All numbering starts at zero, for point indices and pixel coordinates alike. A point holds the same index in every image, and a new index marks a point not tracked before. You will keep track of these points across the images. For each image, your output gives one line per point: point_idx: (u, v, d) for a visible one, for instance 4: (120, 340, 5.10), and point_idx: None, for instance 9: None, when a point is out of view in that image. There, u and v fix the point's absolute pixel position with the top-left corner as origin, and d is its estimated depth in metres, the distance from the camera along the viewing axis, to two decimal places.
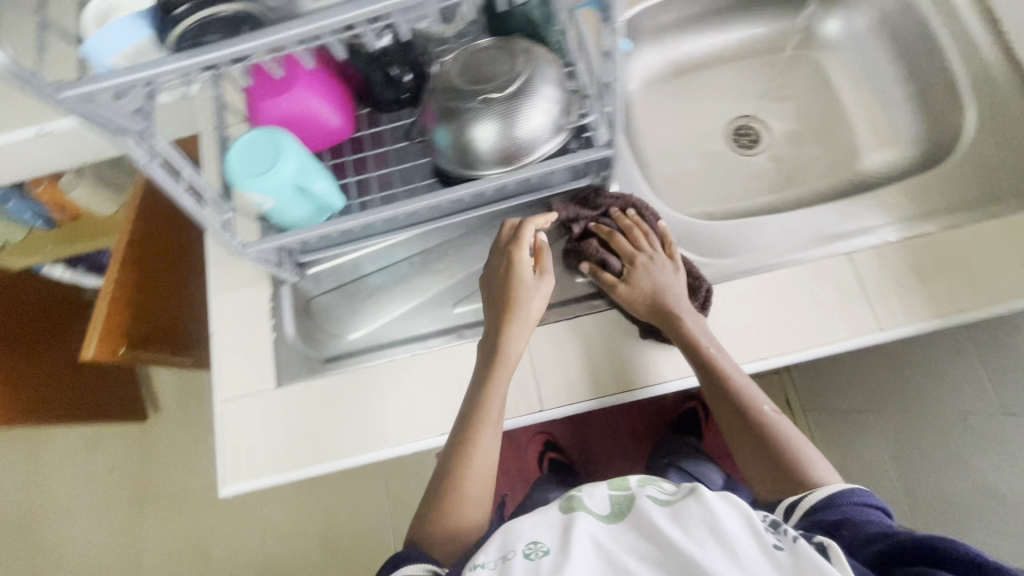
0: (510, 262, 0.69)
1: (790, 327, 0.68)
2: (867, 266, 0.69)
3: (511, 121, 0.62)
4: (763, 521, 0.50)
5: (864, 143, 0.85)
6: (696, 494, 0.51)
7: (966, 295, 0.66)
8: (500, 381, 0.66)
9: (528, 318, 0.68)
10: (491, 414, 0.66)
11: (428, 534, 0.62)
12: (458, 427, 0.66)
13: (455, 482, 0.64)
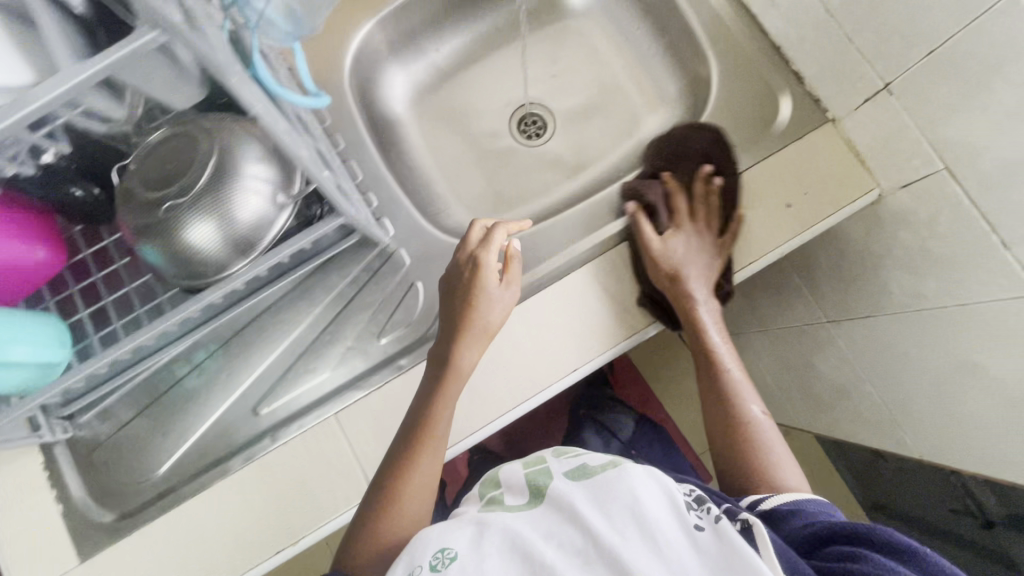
0: (475, 265, 0.63)
1: (594, 328, 0.67)
2: (651, 245, 0.68)
3: (224, 211, 0.54)
4: (685, 497, 0.48)
5: (638, 107, 0.84)
6: (618, 471, 0.49)
7: (747, 250, 0.67)
8: (449, 396, 0.60)
9: (485, 330, 0.62)
10: (439, 429, 0.60)
11: (356, 556, 0.54)
12: (403, 440, 0.60)
13: (394, 497, 0.57)
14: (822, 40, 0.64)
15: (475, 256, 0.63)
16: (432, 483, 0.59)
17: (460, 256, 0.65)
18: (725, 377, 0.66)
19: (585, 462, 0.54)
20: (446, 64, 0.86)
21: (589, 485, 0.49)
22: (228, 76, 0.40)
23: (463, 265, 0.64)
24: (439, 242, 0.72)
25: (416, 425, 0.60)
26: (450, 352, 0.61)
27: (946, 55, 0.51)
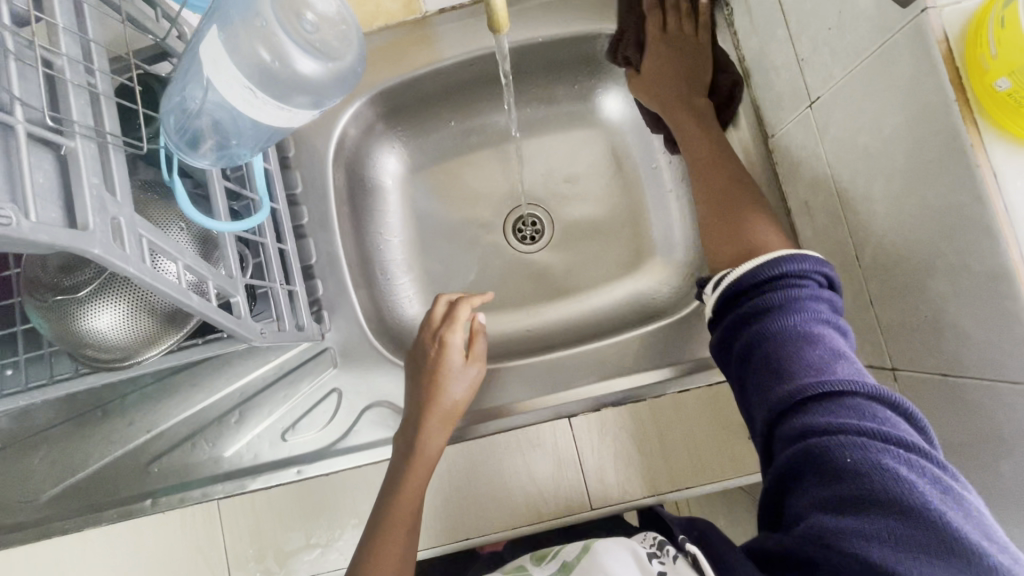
0: (440, 344, 0.61)
1: (502, 500, 0.61)
2: (589, 431, 0.62)
3: (132, 299, 0.49)
4: (648, 551, 0.51)
5: (643, 247, 0.76)
6: (591, 555, 0.51)
7: (687, 471, 0.60)
8: (420, 479, 0.56)
9: (449, 418, 0.59)
10: (404, 509, 0.54)
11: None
12: (369, 528, 0.54)
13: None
14: (844, 280, 0.54)
15: (441, 332, 0.61)
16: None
17: (429, 324, 0.63)
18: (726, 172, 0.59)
19: (563, 557, 0.54)
20: (455, 140, 0.79)
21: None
22: (91, 250, 0.33)
23: (432, 337, 0.62)
24: (375, 348, 0.67)
25: (382, 514, 0.54)
26: (414, 434, 0.57)
27: (960, 388, 0.43)
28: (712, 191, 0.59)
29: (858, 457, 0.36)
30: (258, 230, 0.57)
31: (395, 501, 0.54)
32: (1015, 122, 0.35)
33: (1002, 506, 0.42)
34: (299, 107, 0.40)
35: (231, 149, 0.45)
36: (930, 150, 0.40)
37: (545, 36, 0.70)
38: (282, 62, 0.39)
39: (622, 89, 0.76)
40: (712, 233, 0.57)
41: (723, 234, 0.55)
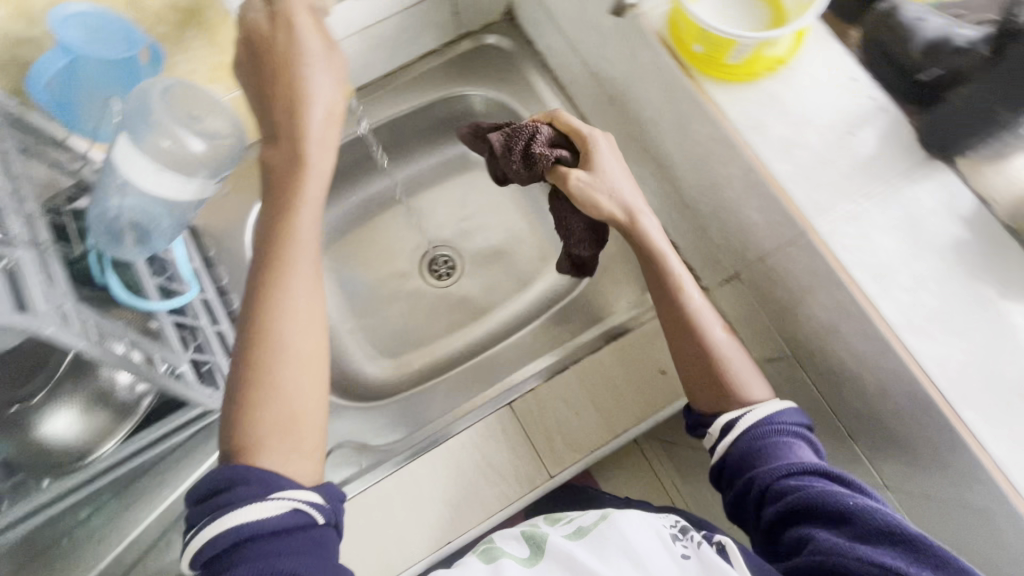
0: (287, 33, 0.48)
1: (471, 495, 0.65)
2: (529, 411, 0.69)
3: (85, 397, 0.56)
4: (670, 529, 0.51)
5: (539, 254, 0.87)
6: (610, 520, 0.51)
7: (622, 418, 0.68)
8: (312, 198, 0.48)
9: (328, 115, 0.48)
10: (308, 258, 0.47)
11: (261, 411, 0.42)
12: (259, 263, 0.46)
13: (269, 334, 0.44)
14: (683, 224, 0.68)
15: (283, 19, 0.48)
16: (321, 315, 0.47)
17: (258, 24, 0.48)
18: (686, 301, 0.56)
19: (579, 524, 0.54)
20: (358, 211, 0.90)
21: (588, 541, 0.50)
22: (45, 328, 0.40)
23: (272, 26, 0.48)
24: None
25: (274, 229, 0.47)
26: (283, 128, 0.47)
27: (773, 267, 0.55)
28: (683, 329, 0.56)
29: (857, 501, 0.44)
30: (194, 316, 0.63)
31: (294, 236, 0.47)
32: (715, 72, 0.51)
33: (835, 343, 0.53)
34: (201, 177, 0.52)
35: (148, 237, 0.56)
36: (681, 106, 0.55)
37: (407, 110, 0.84)
38: (180, 146, 0.51)
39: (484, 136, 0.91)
40: (678, 357, 0.57)
41: (692, 373, 0.56)
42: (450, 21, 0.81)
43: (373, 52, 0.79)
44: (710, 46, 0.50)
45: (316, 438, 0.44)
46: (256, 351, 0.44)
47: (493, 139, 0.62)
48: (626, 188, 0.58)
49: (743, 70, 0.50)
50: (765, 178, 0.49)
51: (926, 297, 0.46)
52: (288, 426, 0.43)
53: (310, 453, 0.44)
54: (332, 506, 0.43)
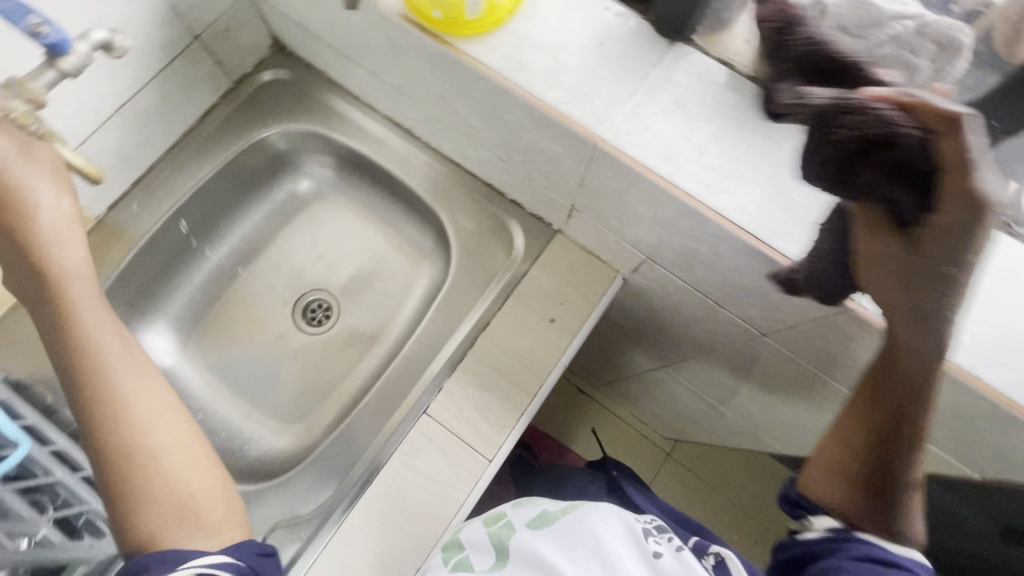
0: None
1: (421, 515, 0.64)
2: (446, 411, 0.68)
3: None
4: (645, 526, 0.51)
5: (407, 260, 0.86)
6: (581, 514, 0.51)
7: (532, 377, 0.70)
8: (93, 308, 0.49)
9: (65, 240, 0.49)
10: (131, 368, 0.49)
11: (144, 511, 0.45)
12: (78, 393, 0.48)
13: (115, 445, 0.46)
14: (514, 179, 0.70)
15: None
16: (173, 404, 0.50)
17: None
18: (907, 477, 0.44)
19: (546, 511, 0.55)
20: (206, 293, 0.84)
21: (555, 531, 0.51)
22: None
23: None
24: None
25: (71, 351, 0.48)
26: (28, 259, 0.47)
27: (593, 185, 0.59)
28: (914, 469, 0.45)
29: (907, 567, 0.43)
30: (44, 472, 0.56)
31: (101, 358, 0.48)
32: (464, 30, 0.54)
33: (669, 231, 0.57)
34: None
35: None
36: (452, 72, 0.57)
37: (211, 172, 0.79)
38: None
39: (305, 170, 0.88)
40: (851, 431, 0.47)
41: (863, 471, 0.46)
42: (216, 70, 0.77)
43: (145, 127, 0.73)
44: (448, 9, 0.52)
45: (210, 508, 0.47)
46: (116, 466, 0.46)
47: (891, 110, 0.33)
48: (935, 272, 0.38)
49: (488, 19, 0.54)
50: (544, 110, 0.53)
51: (713, 160, 0.51)
52: (182, 514, 0.46)
53: (221, 523, 0.47)
54: (244, 558, 0.46)
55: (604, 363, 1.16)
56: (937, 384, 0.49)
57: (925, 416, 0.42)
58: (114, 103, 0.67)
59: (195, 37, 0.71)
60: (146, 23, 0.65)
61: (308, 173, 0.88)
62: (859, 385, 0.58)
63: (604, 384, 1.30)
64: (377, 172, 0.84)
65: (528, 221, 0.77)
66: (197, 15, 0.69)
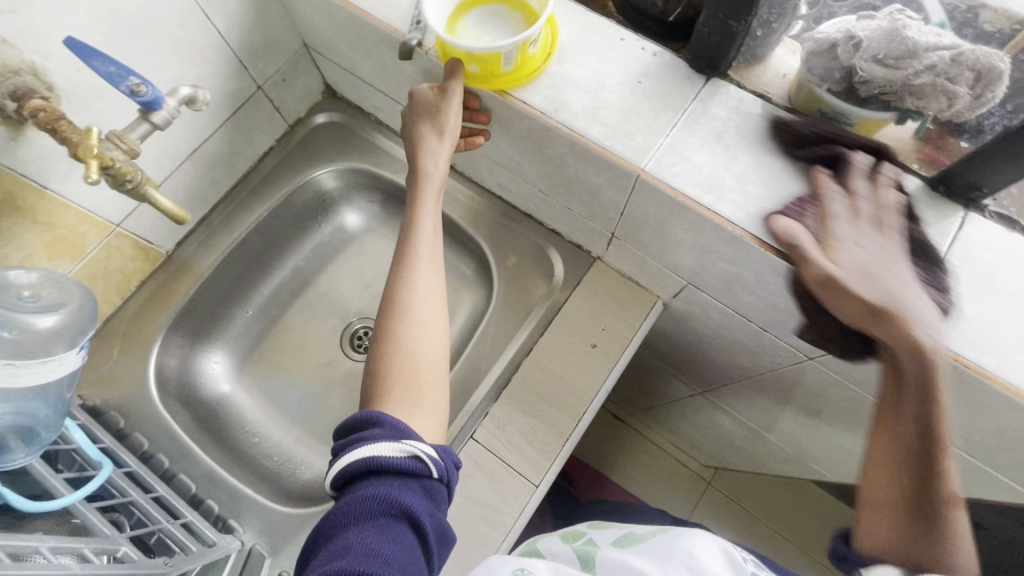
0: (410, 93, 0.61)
1: (469, 539, 0.65)
2: (492, 436, 0.70)
3: None
4: (745, 560, 0.48)
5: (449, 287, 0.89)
6: (673, 530, 0.52)
7: (576, 402, 0.71)
8: (429, 212, 0.60)
9: (445, 130, 0.59)
10: (431, 259, 0.59)
11: (389, 366, 0.54)
12: (399, 256, 0.59)
13: (400, 311, 0.56)
14: (556, 209, 0.73)
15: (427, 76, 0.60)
16: (440, 314, 0.58)
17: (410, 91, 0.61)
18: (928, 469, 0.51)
19: (631, 532, 0.56)
20: (261, 322, 0.88)
21: (641, 547, 0.51)
22: None
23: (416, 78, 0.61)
24: (277, 514, 0.68)
25: (407, 231, 0.60)
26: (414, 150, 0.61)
27: (633, 215, 0.61)
28: (913, 460, 0.51)
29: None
30: (120, 493, 0.62)
31: (421, 238, 0.59)
32: (497, 83, 0.57)
33: (713, 260, 0.58)
34: (61, 349, 0.56)
35: (35, 433, 0.55)
36: (488, 113, 0.62)
37: (269, 209, 0.84)
38: (19, 330, 0.54)
39: (353, 205, 0.93)
40: (879, 482, 0.53)
41: (893, 500, 0.51)
42: (276, 116, 0.84)
43: (212, 169, 0.79)
44: (483, 64, 0.56)
45: (428, 397, 0.53)
46: (391, 323, 0.56)
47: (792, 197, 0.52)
48: (891, 272, 0.49)
49: (519, 71, 0.57)
50: (587, 145, 0.55)
51: (753, 189, 0.52)
52: (405, 384, 0.53)
53: (428, 414, 0.52)
54: (444, 464, 0.49)
55: (642, 389, 1.16)
56: (995, 409, 0.48)
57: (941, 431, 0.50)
58: (187, 149, 0.73)
59: (258, 87, 0.78)
60: (218, 76, 0.71)
61: (356, 207, 0.93)
62: None
63: (641, 410, 1.29)
64: None
65: (566, 249, 0.80)
66: (261, 67, 0.76)
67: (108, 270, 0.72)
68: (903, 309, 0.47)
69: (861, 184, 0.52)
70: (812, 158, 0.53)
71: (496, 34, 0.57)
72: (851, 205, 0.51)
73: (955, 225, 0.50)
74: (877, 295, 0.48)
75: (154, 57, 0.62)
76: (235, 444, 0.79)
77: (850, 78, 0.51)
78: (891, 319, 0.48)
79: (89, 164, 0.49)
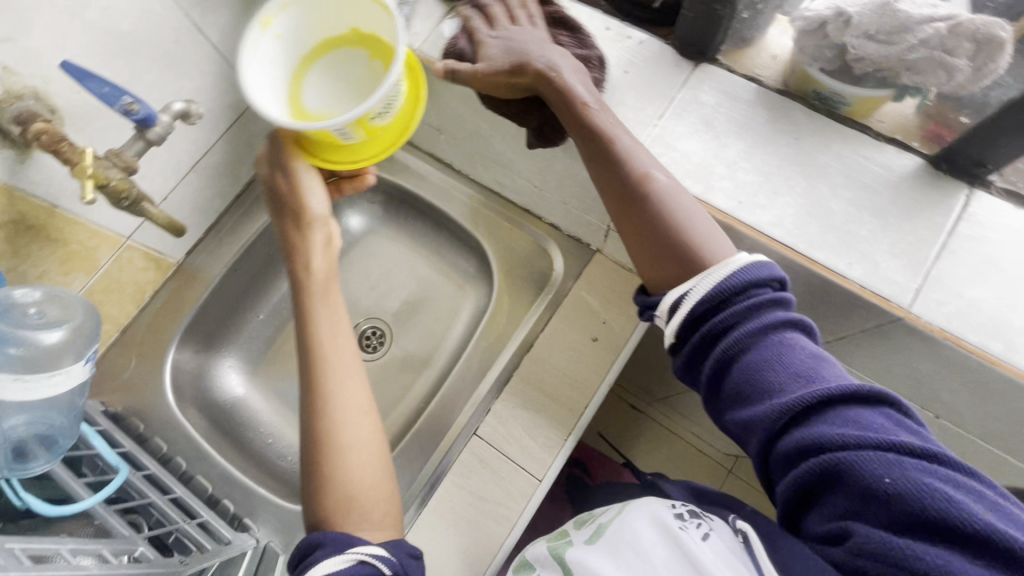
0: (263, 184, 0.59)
1: (474, 534, 0.66)
2: (495, 432, 0.71)
3: None
4: (675, 511, 0.49)
5: (452, 284, 0.90)
6: (620, 513, 0.52)
7: (578, 396, 0.71)
8: (323, 308, 0.58)
9: (319, 217, 0.58)
10: (342, 356, 0.56)
11: (321, 493, 0.51)
12: (303, 371, 0.56)
13: (325, 430, 0.53)
14: (552, 202, 0.72)
15: (269, 158, 0.58)
16: (369, 412, 0.55)
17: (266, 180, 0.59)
18: (617, 168, 0.50)
19: (599, 523, 0.55)
20: (271, 325, 0.90)
21: (601, 539, 0.52)
22: None
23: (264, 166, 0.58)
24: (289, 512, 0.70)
25: (305, 335, 0.57)
26: (294, 242, 0.59)
27: None
28: (597, 152, 0.51)
29: (892, 475, 0.36)
30: (139, 495, 0.64)
31: (327, 347, 0.56)
32: (342, 155, 0.52)
33: None
34: (70, 361, 0.60)
35: (55, 441, 0.58)
36: (371, 171, 0.61)
37: None
38: (30, 344, 0.58)
39: (355, 208, 0.94)
40: (607, 199, 0.51)
41: (620, 209, 0.50)
42: None
43: (216, 179, 0.81)
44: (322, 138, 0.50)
45: (371, 504, 0.52)
46: (319, 451, 0.53)
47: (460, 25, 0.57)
48: (530, 43, 0.53)
49: (369, 142, 0.51)
50: None
51: (743, 175, 0.51)
52: (346, 505, 0.51)
53: (379, 524, 0.52)
54: (397, 558, 0.49)
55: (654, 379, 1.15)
56: (1004, 393, 0.47)
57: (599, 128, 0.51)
58: (190, 161, 0.75)
59: None
60: (215, 87, 0.73)
61: (358, 209, 0.94)
62: (923, 398, 0.55)
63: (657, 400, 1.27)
64: (421, 204, 0.89)
65: (565, 243, 0.79)
66: None
67: (122, 282, 0.75)
68: (534, 61, 0.52)
69: (856, 164, 0.51)
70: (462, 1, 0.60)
71: (341, 90, 0.50)
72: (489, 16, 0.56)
73: (959, 204, 0.48)
74: (513, 63, 0.52)
75: (152, 74, 0.64)
76: (250, 445, 0.82)
77: (843, 56, 0.49)
78: (536, 73, 0.52)
79: (85, 183, 0.51)
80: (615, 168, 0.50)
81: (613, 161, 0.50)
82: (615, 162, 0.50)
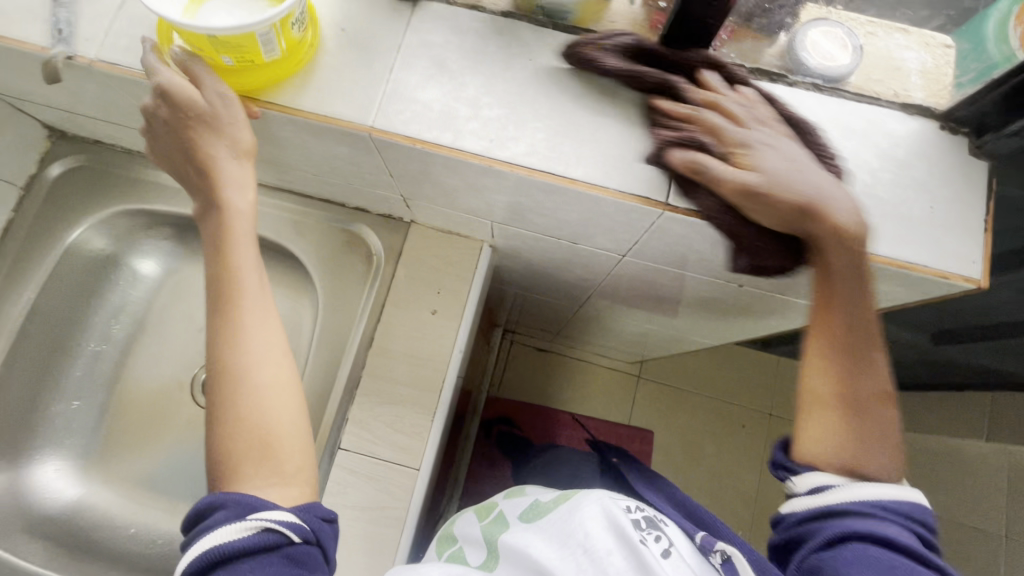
0: (167, 91, 0.47)
1: (368, 545, 0.64)
2: (360, 437, 0.67)
3: None
4: (632, 518, 0.47)
5: (282, 299, 0.82)
6: (570, 501, 0.50)
7: (431, 373, 0.69)
8: (241, 251, 0.52)
9: (245, 150, 0.51)
10: (265, 297, 0.52)
11: (230, 432, 0.48)
12: (217, 302, 0.51)
13: (238, 371, 0.49)
14: (342, 185, 0.67)
15: (194, 70, 0.48)
16: (289, 360, 0.52)
17: (181, 91, 0.47)
18: (868, 362, 0.48)
19: (538, 499, 0.55)
20: (92, 409, 0.79)
21: (544, 526, 0.49)
22: None
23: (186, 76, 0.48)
24: None
25: (222, 266, 0.52)
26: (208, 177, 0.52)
27: (400, 172, 0.56)
28: (835, 308, 0.47)
29: None
30: None
31: (246, 279, 0.52)
32: (257, 75, 0.49)
33: (489, 192, 0.55)
34: None
35: None
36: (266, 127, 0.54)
37: (37, 290, 0.73)
38: None
39: (144, 250, 0.82)
40: (826, 367, 0.49)
41: (835, 389, 0.49)
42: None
43: None
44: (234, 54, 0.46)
45: (286, 453, 0.48)
46: (232, 387, 0.49)
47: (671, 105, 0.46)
48: (805, 172, 0.43)
49: (286, 61, 0.49)
50: (307, 118, 0.50)
51: (489, 112, 0.49)
52: (261, 447, 0.48)
53: (293, 481, 0.48)
54: (310, 525, 0.46)
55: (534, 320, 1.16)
56: None
57: (863, 323, 0.47)
58: None
59: None
60: None
61: (147, 253, 0.82)
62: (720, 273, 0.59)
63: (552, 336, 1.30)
64: None
65: (377, 222, 0.74)
66: None
67: None
68: (829, 213, 0.43)
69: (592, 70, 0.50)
70: (647, 92, 0.49)
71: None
72: (733, 109, 0.45)
73: None
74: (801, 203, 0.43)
75: None
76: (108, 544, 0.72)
77: None
78: (825, 228, 0.43)
79: None
80: (863, 361, 0.48)
81: (864, 359, 0.48)
82: (858, 356, 0.48)
